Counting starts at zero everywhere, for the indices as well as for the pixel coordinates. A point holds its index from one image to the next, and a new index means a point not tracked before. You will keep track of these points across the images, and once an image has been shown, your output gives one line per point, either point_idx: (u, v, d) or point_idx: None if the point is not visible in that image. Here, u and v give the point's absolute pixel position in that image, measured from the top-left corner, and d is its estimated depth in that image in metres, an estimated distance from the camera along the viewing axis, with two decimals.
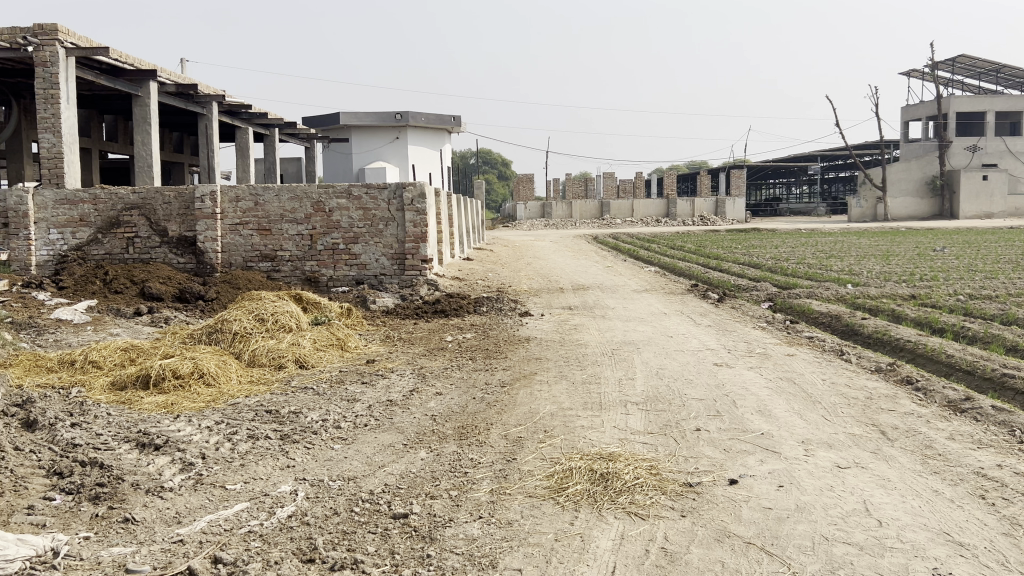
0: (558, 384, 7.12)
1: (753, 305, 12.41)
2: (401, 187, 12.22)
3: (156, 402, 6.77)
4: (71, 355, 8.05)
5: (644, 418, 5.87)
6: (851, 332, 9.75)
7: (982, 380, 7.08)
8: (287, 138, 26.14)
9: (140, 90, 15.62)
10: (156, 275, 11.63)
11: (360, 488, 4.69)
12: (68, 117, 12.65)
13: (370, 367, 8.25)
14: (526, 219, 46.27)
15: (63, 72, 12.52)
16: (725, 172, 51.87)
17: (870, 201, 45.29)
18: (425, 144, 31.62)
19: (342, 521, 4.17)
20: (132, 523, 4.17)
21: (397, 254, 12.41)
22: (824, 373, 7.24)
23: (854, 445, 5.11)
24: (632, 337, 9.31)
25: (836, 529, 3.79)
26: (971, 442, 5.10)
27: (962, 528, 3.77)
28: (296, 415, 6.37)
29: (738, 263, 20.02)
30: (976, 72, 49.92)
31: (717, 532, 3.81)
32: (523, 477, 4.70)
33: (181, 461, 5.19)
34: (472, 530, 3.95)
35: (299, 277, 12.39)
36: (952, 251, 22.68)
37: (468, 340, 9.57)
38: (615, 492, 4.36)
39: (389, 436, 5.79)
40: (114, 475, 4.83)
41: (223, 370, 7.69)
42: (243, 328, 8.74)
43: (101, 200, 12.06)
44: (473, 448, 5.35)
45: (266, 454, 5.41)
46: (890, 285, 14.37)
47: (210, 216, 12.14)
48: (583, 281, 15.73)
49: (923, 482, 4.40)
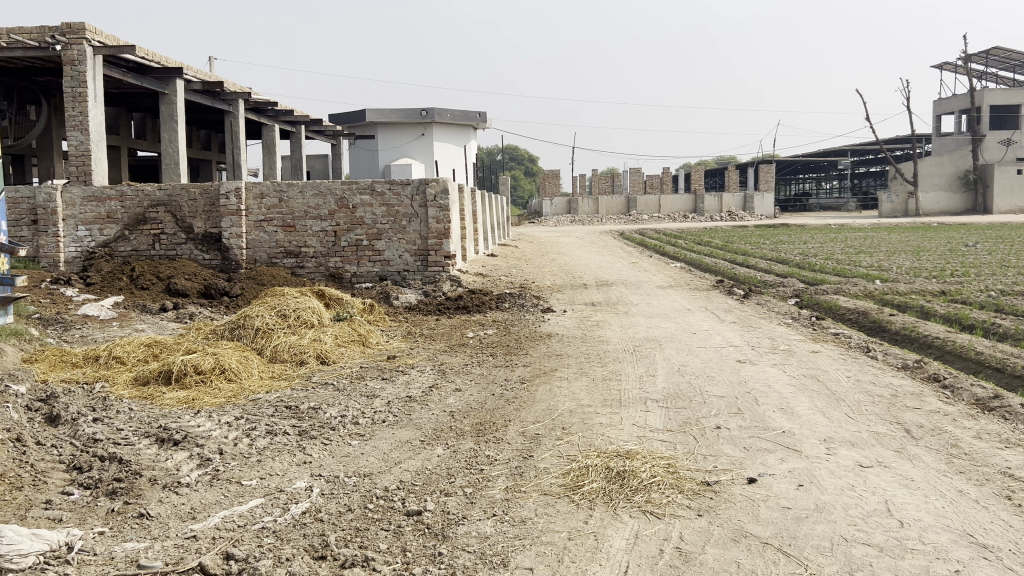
0: (578, 381, 7.08)
1: (779, 300, 12.27)
2: (424, 183, 12.23)
3: (177, 398, 6.82)
4: (96, 350, 8.13)
5: (664, 415, 5.80)
6: (878, 328, 9.61)
7: (1012, 377, 6.92)
8: (314, 135, 26.27)
9: (168, 88, 15.76)
10: (181, 271, 11.71)
11: (375, 484, 4.67)
12: (95, 115, 12.78)
13: (391, 363, 8.26)
14: (552, 215, 46.15)
15: (91, 71, 12.66)
16: (753, 167, 51.37)
17: (901, 196, 44.74)
18: (451, 140, 31.62)
19: (356, 518, 4.16)
20: (146, 518, 4.19)
21: (420, 250, 12.42)
22: (849, 370, 7.12)
23: (877, 443, 5.01)
24: (655, 334, 9.23)
25: (856, 530, 3.71)
26: (998, 442, 4.97)
27: (986, 530, 3.67)
28: (316, 411, 6.38)
29: (765, 258, 19.85)
30: (1011, 65, 48.99)
31: (734, 532, 3.74)
32: (538, 474, 4.66)
33: (199, 457, 5.22)
34: (485, 528, 3.91)
35: (323, 273, 12.44)
36: (984, 246, 22.28)
37: (490, 336, 9.53)
38: (631, 490, 4.30)
39: (406, 432, 5.78)
40: (131, 470, 4.86)
41: (244, 365, 7.73)
42: (265, 323, 8.77)
43: (128, 197, 12.20)
44: (490, 445, 5.32)
45: (284, 450, 5.42)
46: (920, 281, 14.15)
47: (235, 213, 12.22)
48: (607, 277, 15.64)
49: (948, 482, 4.29)
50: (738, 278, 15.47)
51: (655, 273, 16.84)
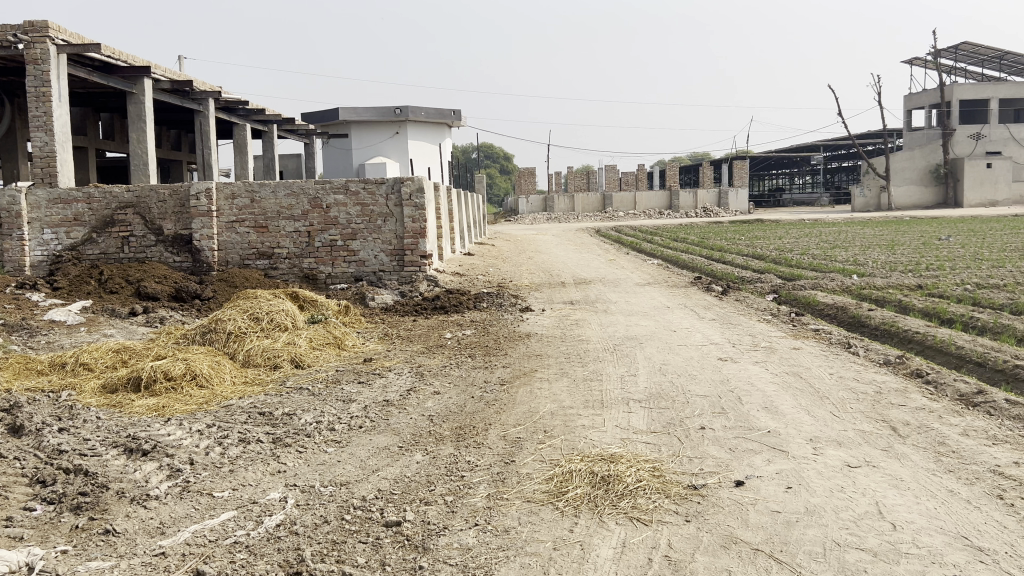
0: (559, 382, 6.95)
1: (757, 297, 12.22)
2: (399, 181, 12.05)
3: (147, 405, 6.61)
4: (62, 357, 7.89)
5: (647, 417, 5.68)
6: (857, 323, 9.57)
7: (994, 372, 6.90)
8: (286, 134, 25.95)
9: (135, 88, 15.44)
10: (152, 274, 11.45)
11: (352, 494, 4.51)
12: (60, 115, 12.46)
13: (368, 366, 8.09)
14: (528, 213, 46.14)
15: (55, 70, 12.34)
16: (729, 163, 51.62)
17: (873, 190, 45.24)
18: (426, 138, 31.41)
19: (332, 530, 4.01)
20: (112, 535, 4.02)
21: (396, 250, 12.24)
22: (832, 366, 7.07)
23: (863, 442, 4.94)
24: (635, 332, 9.15)
25: (849, 534, 3.61)
26: (985, 438, 4.92)
27: (980, 532, 3.59)
28: (291, 418, 6.20)
29: (741, 254, 19.89)
30: (979, 60, 49.56)
31: (723, 538, 3.64)
32: (521, 480, 4.53)
33: (169, 468, 5.03)
34: (467, 539, 3.78)
35: (297, 274, 12.22)
36: (957, 239, 22.46)
37: (468, 337, 9.38)
38: (617, 496, 4.18)
39: (384, 438, 5.62)
40: (98, 483, 4.68)
41: (217, 371, 7.52)
42: (237, 327, 8.57)
43: (96, 199, 11.92)
44: (470, 450, 5.18)
45: (257, 459, 5.25)
46: (896, 276, 14.17)
47: (206, 214, 11.97)
48: (585, 275, 15.54)
49: (938, 481, 4.22)
50: (715, 275, 15.45)
51: (633, 270, 16.79)
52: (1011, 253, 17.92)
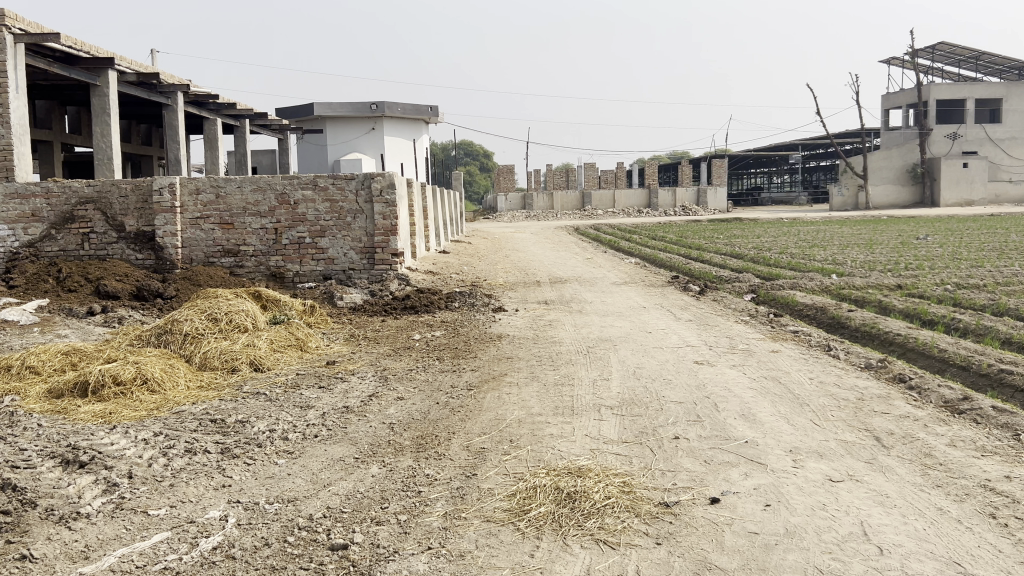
0: (528, 387, 6.61)
1: (735, 297, 11.97)
2: (369, 177, 11.68)
3: (93, 412, 6.22)
4: (8, 360, 7.46)
5: (618, 425, 5.37)
6: (838, 325, 9.33)
7: (978, 376, 6.67)
8: (258, 129, 25.41)
9: (99, 80, 14.92)
10: (112, 272, 11.00)
11: (299, 512, 4.18)
12: (19, 107, 11.92)
13: (330, 369, 7.73)
14: (507, 211, 45.90)
15: (13, 60, 11.77)
16: (707, 161, 51.50)
17: (851, 189, 45.60)
18: (402, 134, 31.00)
19: (273, 554, 3.68)
20: (28, 561, 3.67)
21: (367, 247, 11.84)
22: (812, 371, 6.80)
23: (846, 454, 4.66)
24: (610, 333, 8.86)
25: (832, 559, 3.34)
26: (974, 449, 4.66)
27: (974, 557, 3.31)
28: (244, 425, 5.84)
29: (720, 253, 19.69)
30: (955, 60, 49.66)
31: (696, 564, 3.34)
32: (482, 496, 4.21)
33: (105, 481, 4.66)
34: (417, 565, 3.46)
35: (263, 273, 11.83)
36: (935, 239, 22.39)
37: (437, 338, 9.02)
38: (583, 515, 3.87)
39: (340, 448, 5.28)
40: (24, 500, 4.29)
41: (169, 375, 7.13)
42: (195, 328, 8.17)
43: (54, 194, 11.48)
44: (431, 463, 4.85)
45: (201, 472, 4.89)
46: (875, 275, 13.95)
47: (169, 210, 11.56)
48: (561, 274, 15.18)
49: (925, 498, 3.95)
50: (693, 275, 15.11)
51: (609, 269, 16.52)
52: (989, 253, 17.79)
